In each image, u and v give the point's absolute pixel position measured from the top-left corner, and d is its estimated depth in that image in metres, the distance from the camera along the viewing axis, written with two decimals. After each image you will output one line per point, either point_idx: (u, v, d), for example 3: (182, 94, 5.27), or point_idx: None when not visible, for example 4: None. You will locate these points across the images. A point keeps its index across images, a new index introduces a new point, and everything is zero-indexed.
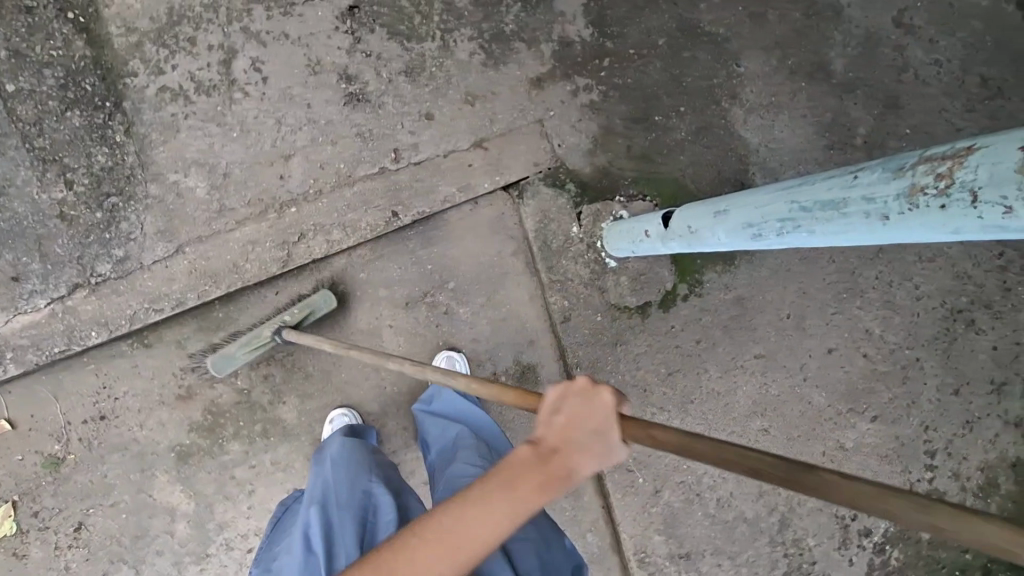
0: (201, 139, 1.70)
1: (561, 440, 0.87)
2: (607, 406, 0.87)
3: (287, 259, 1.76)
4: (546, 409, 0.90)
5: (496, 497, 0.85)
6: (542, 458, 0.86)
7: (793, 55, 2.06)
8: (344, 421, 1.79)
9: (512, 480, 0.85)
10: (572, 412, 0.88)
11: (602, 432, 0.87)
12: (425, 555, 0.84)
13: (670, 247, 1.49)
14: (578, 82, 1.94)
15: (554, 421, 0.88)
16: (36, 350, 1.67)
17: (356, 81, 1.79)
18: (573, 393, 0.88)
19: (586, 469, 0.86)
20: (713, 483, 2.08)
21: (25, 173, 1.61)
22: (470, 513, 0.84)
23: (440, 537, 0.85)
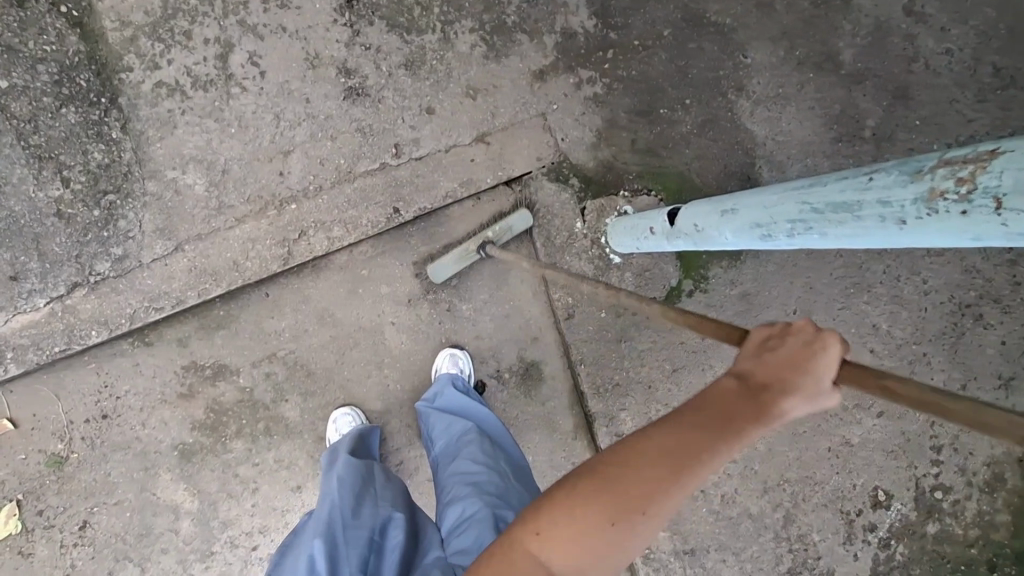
0: (198, 135, 1.67)
1: (775, 374, 0.78)
2: (832, 346, 0.78)
3: (287, 256, 1.74)
4: (755, 345, 0.83)
5: (716, 425, 0.75)
6: (760, 390, 0.77)
7: (801, 45, 2.02)
8: (348, 418, 1.78)
9: (727, 413, 0.76)
10: (791, 349, 0.80)
11: (821, 372, 0.78)
12: (638, 480, 0.74)
13: (676, 245, 1.47)
14: (581, 74, 1.90)
15: (770, 356, 0.80)
16: (36, 350, 1.65)
17: (355, 74, 1.76)
18: (793, 333, 0.81)
19: (800, 408, 0.76)
20: (717, 479, 2.07)
21: (21, 171, 1.59)
22: (686, 442, 0.74)
23: (651, 461, 0.75)
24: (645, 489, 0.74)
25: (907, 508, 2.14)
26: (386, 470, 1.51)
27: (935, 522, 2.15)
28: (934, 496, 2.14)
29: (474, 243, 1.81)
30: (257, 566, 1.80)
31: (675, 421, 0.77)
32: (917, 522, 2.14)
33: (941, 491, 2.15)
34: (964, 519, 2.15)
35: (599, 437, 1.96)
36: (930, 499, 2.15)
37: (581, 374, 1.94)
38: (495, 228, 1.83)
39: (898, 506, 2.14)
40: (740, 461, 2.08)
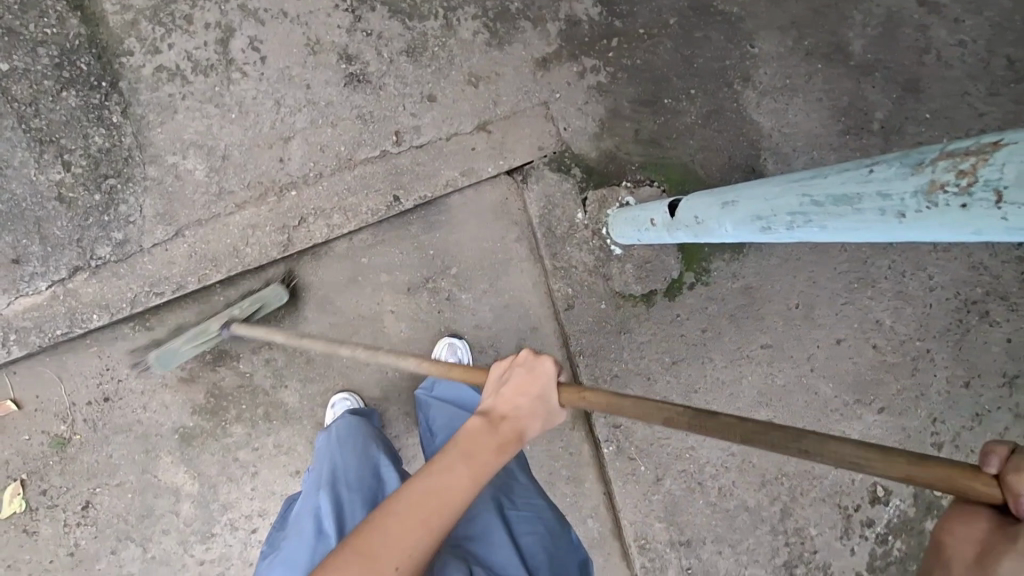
0: (199, 121, 1.67)
1: (510, 406, 1.02)
2: (547, 375, 1.04)
3: (287, 243, 1.74)
4: (491, 385, 1.06)
5: (469, 455, 0.93)
6: (497, 421, 1.00)
7: (810, 35, 1.99)
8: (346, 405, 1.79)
9: (473, 443, 0.95)
10: (517, 382, 1.04)
11: (539, 398, 1.04)
12: (408, 517, 0.86)
13: (678, 236, 1.44)
14: (585, 63, 1.88)
15: (501, 392, 1.04)
16: (38, 332, 1.65)
17: (356, 60, 1.74)
18: (515, 366, 1.06)
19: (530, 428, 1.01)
20: (716, 472, 2.07)
21: (22, 154, 1.58)
22: (440, 475, 0.90)
23: (422, 498, 0.87)
24: (409, 525, 0.85)
25: (905, 504, 2.14)
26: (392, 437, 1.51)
27: (932, 518, 2.14)
28: (933, 493, 2.14)
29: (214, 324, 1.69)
30: (257, 548, 1.83)
31: (435, 457, 0.93)
32: (915, 519, 2.14)
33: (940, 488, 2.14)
34: None
35: (597, 428, 2.03)
36: (929, 496, 2.14)
37: (580, 365, 1.94)
38: (228, 313, 1.71)
39: (896, 502, 2.14)
40: (738, 455, 2.07)
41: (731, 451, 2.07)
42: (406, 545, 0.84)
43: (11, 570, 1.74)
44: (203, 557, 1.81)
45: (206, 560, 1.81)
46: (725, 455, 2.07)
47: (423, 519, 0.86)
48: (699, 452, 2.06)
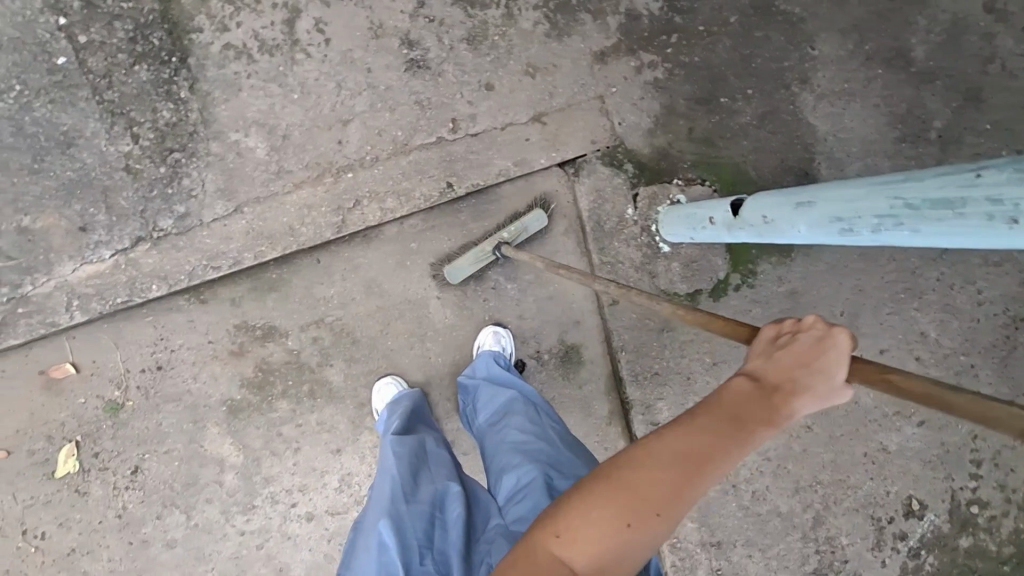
0: (262, 100, 1.70)
1: (789, 375, 0.87)
2: (835, 344, 0.87)
3: (341, 225, 1.77)
4: (768, 344, 0.92)
5: (732, 423, 0.84)
6: (772, 392, 0.86)
7: (872, 39, 1.96)
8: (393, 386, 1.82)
9: (742, 410, 0.85)
10: (799, 346, 0.89)
11: (827, 370, 0.87)
12: (653, 474, 0.83)
13: (738, 237, 1.45)
14: (643, 58, 1.87)
15: (779, 355, 0.90)
16: (100, 299, 1.69)
17: (417, 46, 1.76)
18: (799, 331, 0.91)
19: (807, 406, 0.85)
20: (750, 475, 2.06)
21: (94, 125, 1.62)
22: (695, 436, 0.84)
23: (675, 457, 0.83)
24: (657, 481, 0.83)
25: (939, 519, 2.12)
26: (442, 445, 1.58)
27: (968, 536, 2.12)
28: (969, 510, 2.11)
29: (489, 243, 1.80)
30: (295, 522, 1.87)
31: (691, 416, 0.88)
32: (950, 535, 2.12)
33: (977, 505, 2.11)
34: (998, 535, 2.12)
35: (634, 423, 1.96)
36: (965, 513, 2.12)
37: (621, 360, 1.95)
38: (501, 234, 1.80)
39: (930, 516, 2.12)
40: (773, 460, 2.06)
41: (766, 456, 2.06)
42: (660, 499, 0.82)
43: (62, 528, 1.79)
44: (244, 528, 1.85)
45: (246, 531, 1.85)
46: (760, 460, 2.05)
47: (675, 476, 0.83)
48: None
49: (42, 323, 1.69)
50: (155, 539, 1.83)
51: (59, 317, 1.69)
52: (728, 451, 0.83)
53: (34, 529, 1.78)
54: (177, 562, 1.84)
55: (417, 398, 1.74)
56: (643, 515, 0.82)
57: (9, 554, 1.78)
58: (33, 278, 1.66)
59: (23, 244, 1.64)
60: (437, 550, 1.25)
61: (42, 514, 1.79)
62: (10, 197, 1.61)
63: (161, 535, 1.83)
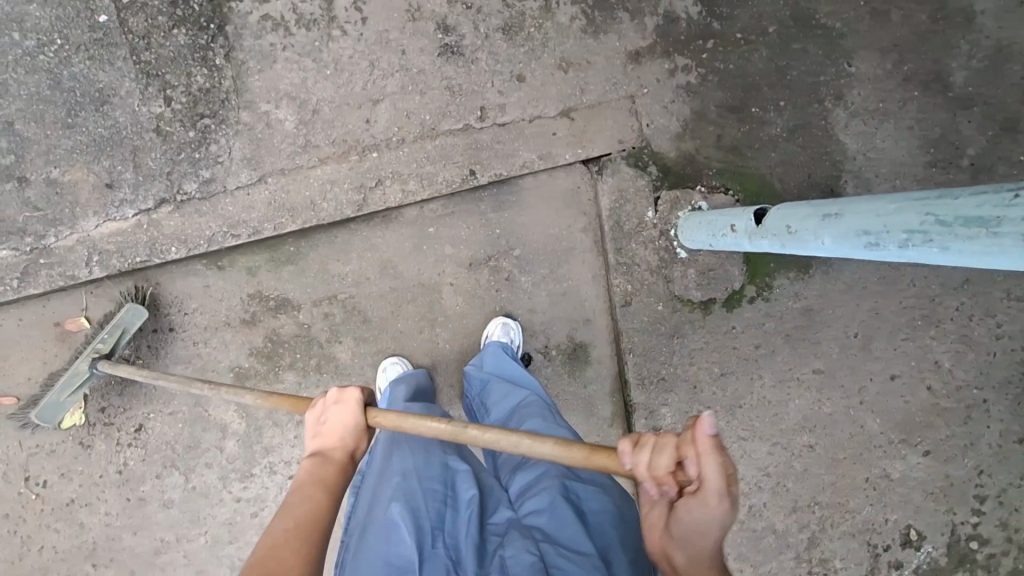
0: (295, 73, 1.71)
1: (334, 439, 1.26)
2: (342, 399, 1.29)
3: (362, 203, 1.77)
4: (312, 424, 1.29)
5: (314, 483, 1.17)
6: (332, 453, 1.24)
7: (911, 60, 1.93)
8: (396, 367, 1.84)
9: (319, 474, 1.19)
10: (333, 413, 1.28)
11: (348, 420, 1.28)
12: (282, 551, 1.02)
13: (757, 247, 1.42)
14: (677, 61, 1.86)
15: (323, 427, 1.28)
16: (120, 257, 1.70)
17: (452, 32, 1.76)
18: (329, 401, 1.30)
19: (357, 447, 1.27)
20: (749, 489, 2.03)
21: (129, 85, 1.61)
22: (303, 503, 1.12)
23: (294, 524, 1.07)
24: (290, 546, 1.03)
25: (937, 552, 2.09)
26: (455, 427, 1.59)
27: (964, 571, 2.09)
28: (969, 546, 2.09)
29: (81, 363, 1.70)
30: None
31: (292, 494, 1.15)
32: (946, 569, 2.09)
33: (977, 542, 2.09)
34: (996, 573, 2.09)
35: (636, 426, 1.96)
36: (963, 548, 2.09)
37: (628, 364, 1.93)
38: (93, 348, 1.70)
39: (928, 548, 2.09)
40: (774, 476, 2.04)
41: (767, 471, 2.04)
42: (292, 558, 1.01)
43: (64, 478, 1.81)
44: (240, 495, 1.87)
45: (242, 498, 1.87)
46: (760, 475, 2.03)
47: (297, 538, 1.05)
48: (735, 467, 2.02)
49: (62, 276, 1.68)
50: (152, 498, 1.85)
51: (79, 272, 1.69)
52: (317, 504, 1.12)
53: (36, 477, 1.81)
54: (173, 523, 1.86)
55: (416, 378, 1.71)
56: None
57: (10, 500, 1.80)
58: (56, 231, 1.66)
59: (49, 195, 1.63)
60: (448, 534, 1.24)
61: (45, 464, 1.81)
62: (40, 148, 1.60)
63: (159, 495, 1.85)
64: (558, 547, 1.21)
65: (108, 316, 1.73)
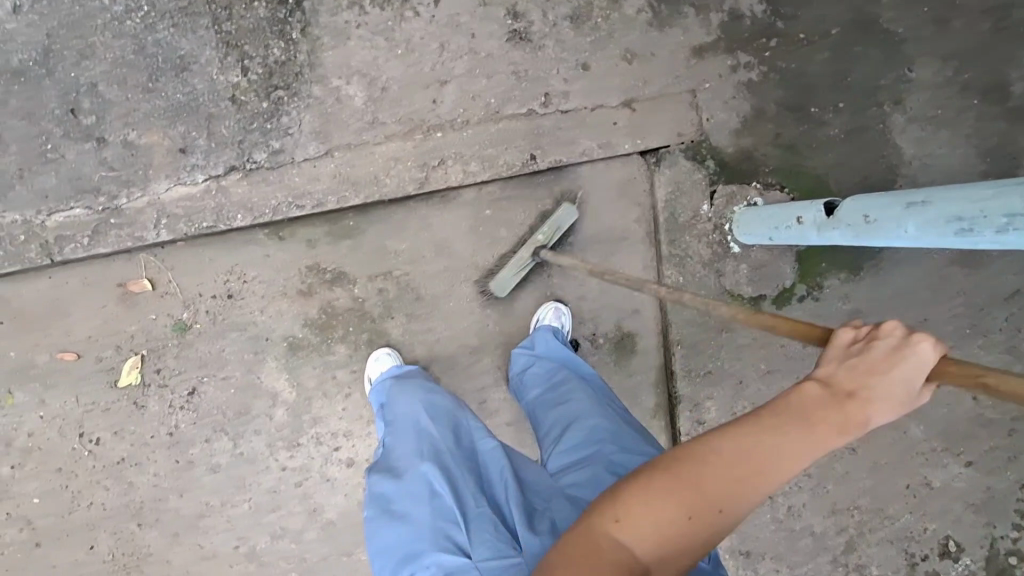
0: (367, 50, 1.74)
1: (863, 384, 0.85)
2: (915, 355, 0.85)
3: (423, 181, 1.81)
4: (842, 353, 0.90)
5: (807, 418, 0.82)
6: (845, 395, 0.84)
7: (972, 68, 1.93)
8: (389, 357, 1.85)
9: (813, 408, 0.83)
10: (876, 357, 0.87)
11: (903, 381, 0.85)
12: (723, 478, 0.80)
13: (830, 237, 1.42)
14: (740, 58, 1.87)
15: (855, 363, 0.87)
16: (187, 221, 1.74)
17: (522, 18, 1.79)
18: (880, 341, 0.88)
19: (882, 415, 0.83)
20: (788, 489, 2.03)
21: (209, 53, 1.66)
22: (776, 437, 0.81)
23: (755, 453, 0.81)
24: (735, 479, 0.80)
25: (974, 565, 2.07)
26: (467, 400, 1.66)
27: None
28: (1006, 560, 2.07)
29: (525, 250, 1.84)
30: (336, 466, 1.91)
31: (763, 412, 0.85)
32: None
33: (1015, 556, 2.07)
34: None
35: (680, 419, 1.97)
36: (1001, 562, 2.07)
37: (676, 355, 1.96)
38: (534, 240, 1.83)
39: (966, 561, 2.07)
40: (814, 477, 2.04)
41: (807, 472, 2.03)
42: (730, 496, 0.80)
43: (117, 436, 1.86)
44: (286, 464, 1.90)
45: (288, 466, 1.90)
46: (800, 475, 2.03)
47: (753, 476, 0.80)
48: None
49: (130, 237, 1.73)
50: (201, 461, 1.89)
51: (147, 234, 1.73)
52: (803, 452, 0.80)
53: (91, 434, 1.85)
54: (218, 487, 1.90)
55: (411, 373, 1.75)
56: (705, 516, 0.80)
57: (64, 454, 1.86)
58: (128, 192, 1.70)
59: (126, 158, 1.68)
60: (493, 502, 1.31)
61: (101, 421, 1.85)
62: (120, 111, 1.65)
63: (208, 458, 1.89)
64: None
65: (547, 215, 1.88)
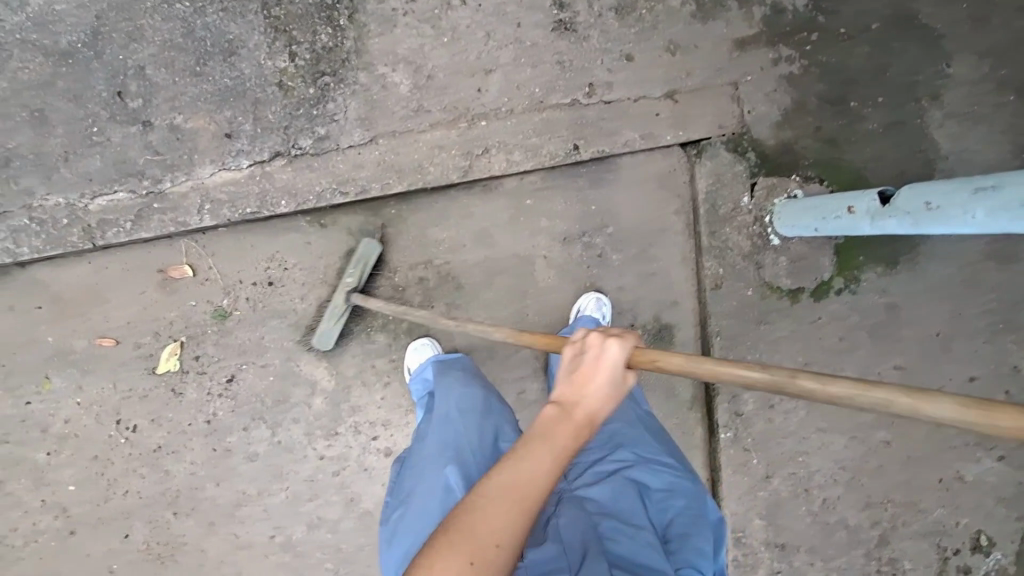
0: (413, 38, 1.74)
1: (579, 393, 1.02)
2: (608, 352, 1.04)
3: (467, 169, 1.80)
4: (563, 370, 1.06)
5: (542, 438, 0.96)
6: (570, 407, 1.00)
7: (1008, 65, 1.94)
8: (427, 346, 1.84)
9: (550, 428, 0.97)
10: (586, 366, 1.04)
11: (604, 380, 1.03)
12: (491, 519, 0.87)
13: (884, 228, 1.44)
14: (782, 51, 1.89)
15: (573, 377, 1.04)
16: (231, 207, 1.73)
17: (567, 9, 1.79)
18: (585, 351, 1.06)
19: (601, 410, 1.01)
20: (824, 482, 2.03)
21: (258, 38, 1.65)
22: (521, 461, 0.93)
23: (511, 484, 0.90)
24: (503, 511, 0.88)
25: (1006, 559, 2.08)
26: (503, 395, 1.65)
27: None
28: None
29: (339, 295, 1.79)
30: (373, 455, 1.90)
31: (516, 445, 0.96)
32: None
33: None
34: None
35: (717, 411, 1.99)
36: None
37: (714, 346, 1.95)
38: (345, 283, 1.79)
39: (997, 555, 2.08)
40: (849, 471, 2.04)
41: (842, 465, 2.03)
42: (503, 529, 0.87)
43: (155, 423, 1.85)
44: (324, 452, 1.89)
45: (326, 455, 1.89)
46: (835, 469, 2.03)
47: (514, 505, 0.88)
48: (811, 459, 2.02)
49: (173, 222, 1.72)
50: (239, 449, 1.87)
51: (190, 219, 1.72)
52: (548, 463, 0.93)
53: (128, 421, 1.84)
54: (255, 477, 1.89)
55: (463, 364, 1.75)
56: (487, 551, 0.85)
57: (100, 441, 1.84)
58: (172, 177, 1.69)
59: (171, 142, 1.67)
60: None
61: (138, 408, 1.84)
62: (167, 94, 1.64)
63: (245, 446, 1.88)
64: (613, 519, 1.28)
65: (350, 251, 1.82)
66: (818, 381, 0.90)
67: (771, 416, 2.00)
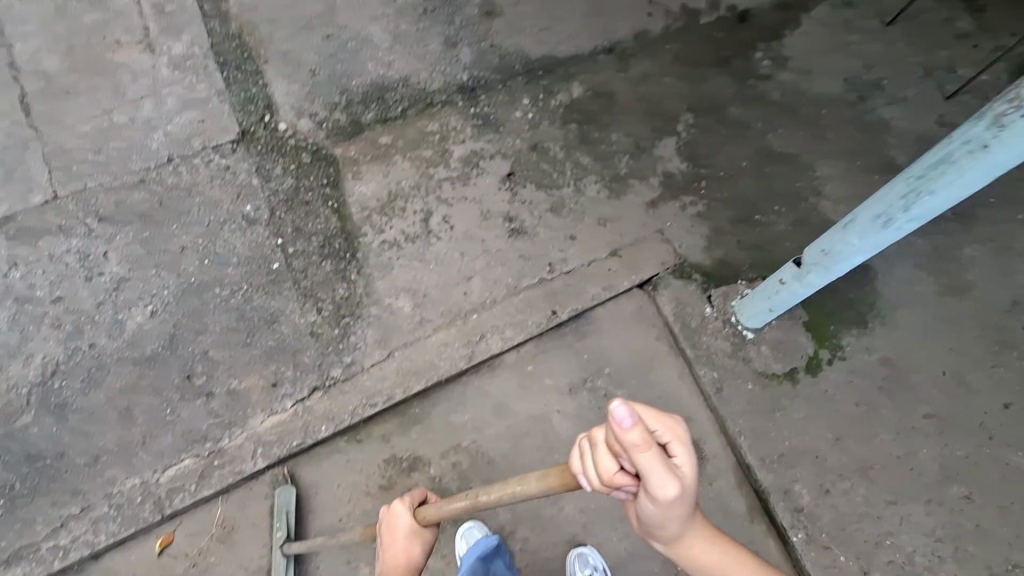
0: (408, 272, 2.25)
1: (385, 559, 1.60)
2: (389, 515, 1.63)
3: (471, 356, 2.13)
4: (381, 549, 1.64)
5: None
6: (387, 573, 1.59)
7: (860, 159, 2.52)
8: (474, 528, 1.90)
9: None
10: (385, 534, 1.63)
11: (393, 538, 1.61)
12: None
13: (966, 180, 1.25)
14: (685, 200, 2.43)
15: (382, 549, 1.63)
16: (280, 444, 1.98)
17: (516, 220, 2.36)
18: (383, 523, 1.65)
19: (402, 557, 1.60)
20: (930, 564, 1.87)
21: (292, 305, 2.15)
22: None
23: None
24: None
25: None
26: None
27: None
28: None
29: (277, 556, 1.85)
30: None
31: None
32: None
33: None
34: None
35: (778, 512, 1.93)
36: None
37: (743, 447, 2.01)
38: (275, 539, 1.86)
39: None
40: (948, 542, 1.89)
41: (937, 537, 1.90)
42: None
43: None
44: None
45: None
46: (932, 542, 1.89)
47: None
48: (901, 539, 1.90)
49: (231, 473, 1.94)
50: None
51: (246, 465, 1.95)
52: None
53: None
54: None
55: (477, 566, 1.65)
56: None
57: None
58: (231, 433, 1.99)
59: (229, 404, 2.02)
60: None
61: None
62: (225, 367, 2.05)
63: None
64: None
65: (271, 509, 1.93)
66: (491, 493, 1.21)
67: (834, 502, 1.93)
